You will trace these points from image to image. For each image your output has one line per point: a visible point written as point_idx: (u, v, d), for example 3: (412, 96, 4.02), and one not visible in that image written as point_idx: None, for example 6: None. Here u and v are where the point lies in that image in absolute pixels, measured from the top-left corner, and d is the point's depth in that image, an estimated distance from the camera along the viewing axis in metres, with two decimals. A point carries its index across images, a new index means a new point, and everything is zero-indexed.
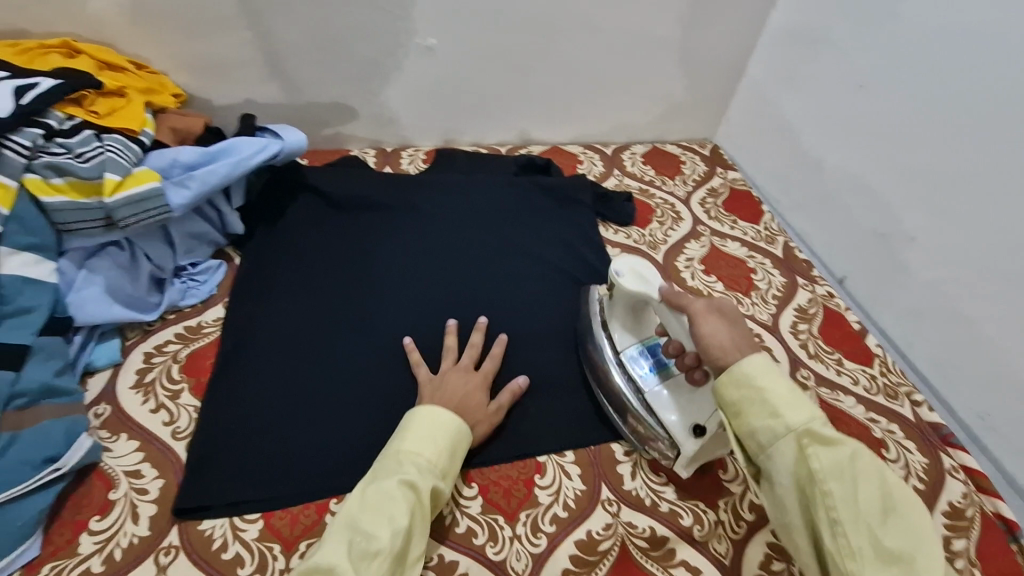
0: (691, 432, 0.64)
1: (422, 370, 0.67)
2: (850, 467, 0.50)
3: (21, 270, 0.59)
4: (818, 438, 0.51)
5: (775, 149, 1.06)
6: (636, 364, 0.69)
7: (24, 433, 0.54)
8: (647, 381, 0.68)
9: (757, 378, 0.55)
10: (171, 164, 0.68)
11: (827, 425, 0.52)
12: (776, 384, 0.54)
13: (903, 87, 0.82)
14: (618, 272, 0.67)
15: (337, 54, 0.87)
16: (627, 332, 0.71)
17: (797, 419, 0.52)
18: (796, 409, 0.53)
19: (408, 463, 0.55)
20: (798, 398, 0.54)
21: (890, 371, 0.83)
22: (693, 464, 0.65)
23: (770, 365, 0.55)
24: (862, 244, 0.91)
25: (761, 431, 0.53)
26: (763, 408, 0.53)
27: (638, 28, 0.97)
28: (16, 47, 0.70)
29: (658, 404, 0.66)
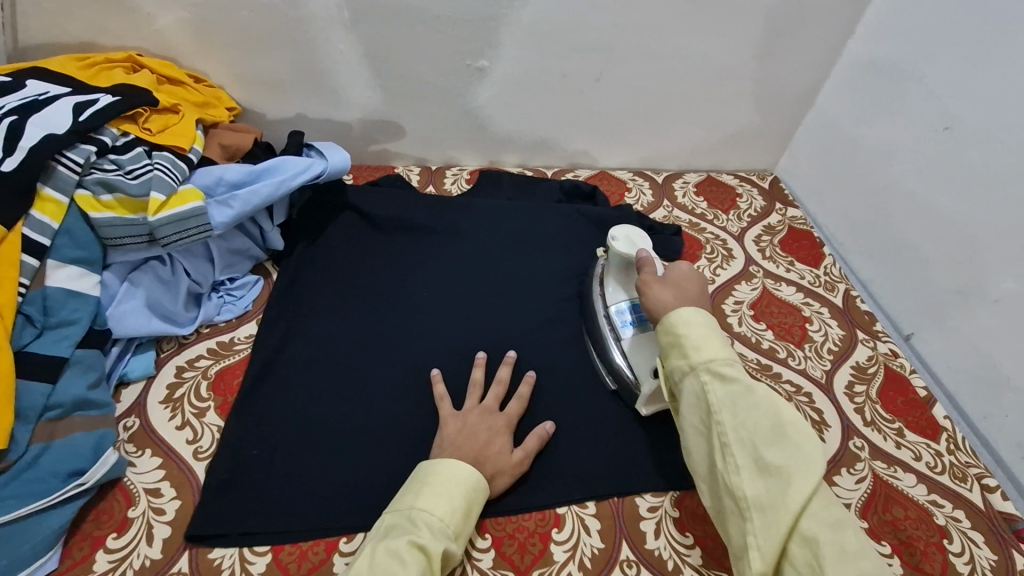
0: (651, 373, 0.68)
1: (446, 406, 0.65)
2: (743, 397, 0.53)
3: (66, 283, 0.61)
4: (718, 373, 0.55)
5: (843, 187, 0.98)
6: (618, 316, 0.73)
7: (55, 444, 0.55)
8: (624, 330, 0.72)
9: (677, 325, 0.59)
10: (217, 182, 0.68)
11: (731, 364, 0.56)
12: (690, 329, 0.58)
13: (1000, 134, 0.74)
14: (613, 235, 0.74)
15: (387, 74, 0.87)
16: (618, 287, 0.75)
17: (701, 357, 0.56)
18: (703, 348, 0.57)
19: (420, 522, 0.53)
20: (709, 341, 0.57)
21: (959, 449, 0.75)
22: (653, 406, 0.68)
23: (696, 316, 0.59)
24: (937, 300, 0.83)
25: (675, 370, 0.58)
26: (677, 350, 0.58)
27: (702, 55, 0.92)
28: (83, 62, 0.73)
29: (629, 350, 0.70)
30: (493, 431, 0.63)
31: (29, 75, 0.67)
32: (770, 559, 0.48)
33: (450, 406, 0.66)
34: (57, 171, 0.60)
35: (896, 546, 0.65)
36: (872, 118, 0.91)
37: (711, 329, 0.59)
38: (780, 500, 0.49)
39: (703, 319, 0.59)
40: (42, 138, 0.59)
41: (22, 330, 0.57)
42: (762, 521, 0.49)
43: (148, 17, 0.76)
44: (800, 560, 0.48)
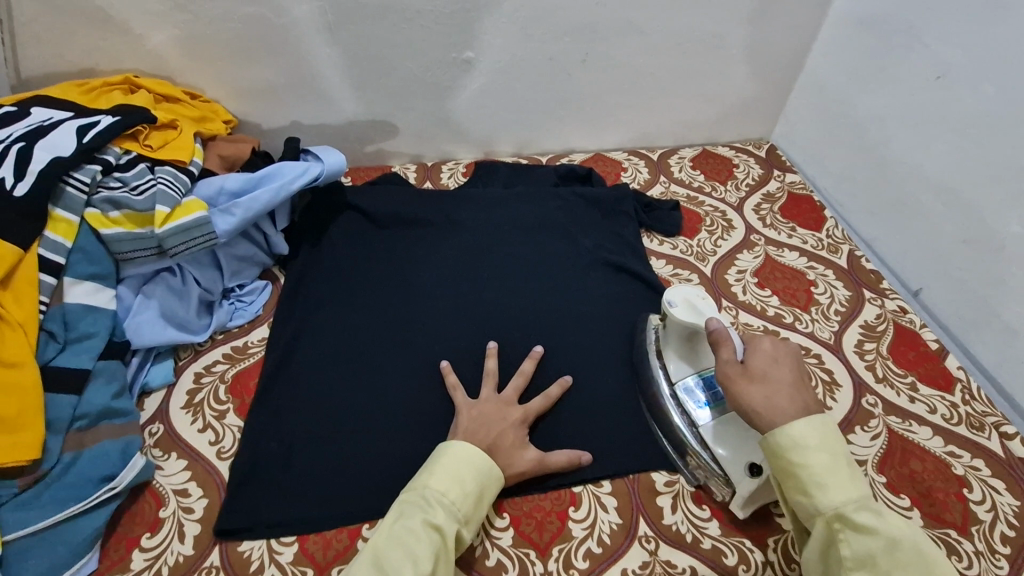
0: (746, 471, 0.61)
1: (459, 395, 0.66)
2: (884, 558, 0.47)
3: (84, 298, 0.63)
4: (850, 522, 0.49)
5: (841, 148, 0.97)
6: (689, 397, 0.66)
7: (85, 451, 0.58)
8: (700, 413, 0.65)
9: (793, 452, 0.52)
10: (218, 192, 0.71)
11: (866, 511, 0.49)
12: (811, 460, 0.51)
13: (996, 77, 0.73)
14: (670, 301, 0.67)
15: (375, 73, 0.88)
16: (682, 361, 0.68)
17: (829, 500, 0.50)
18: (830, 488, 0.50)
19: (434, 503, 0.54)
20: (836, 476, 0.51)
21: (974, 399, 0.74)
22: (751, 506, 0.61)
23: (818, 439, 0.52)
24: (943, 253, 0.82)
25: (794, 504, 0.52)
26: (796, 483, 0.52)
27: (686, 28, 0.92)
28: (82, 87, 0.75)
29: (711, 439, 0.64)
30: (504, 414, 0.64)
31: (33, 103, 0.69)
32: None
33: (464, 395, 0.67)
34: (65, 192, 0.63)
35: (914, 499, 0.65)
36: (864, 74, 0.90)
37: (838, 458, 0.52)
38: None
39: (825, 441, 0.52)
40: (50, 161, 0.62)
41: (46, 345, 0.60)
42: None
43: (140, 39, 0.78)
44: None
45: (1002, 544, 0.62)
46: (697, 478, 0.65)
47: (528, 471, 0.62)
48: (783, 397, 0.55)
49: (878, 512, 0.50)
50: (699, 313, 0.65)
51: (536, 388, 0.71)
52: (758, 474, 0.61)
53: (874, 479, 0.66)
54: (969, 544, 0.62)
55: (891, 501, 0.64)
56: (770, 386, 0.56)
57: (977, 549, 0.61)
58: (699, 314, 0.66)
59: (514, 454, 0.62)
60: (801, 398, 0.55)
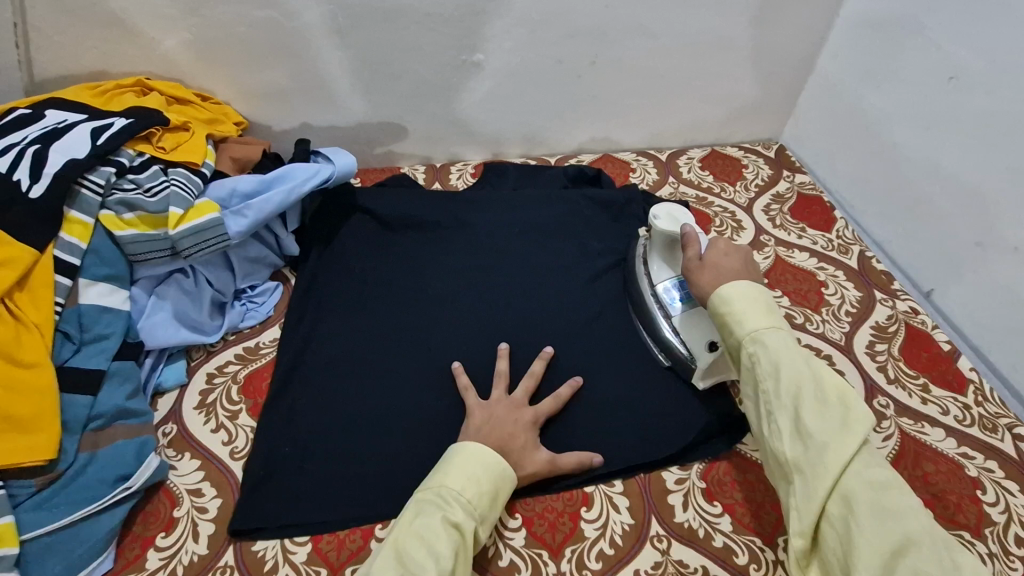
0: (706, 348, 0.69)
1: (472, 396, 0.66)
2: (787, 366, 0.53)
3: (99, 299, 0.64)
4: (763, 342, 0.55)
5: (851, 148, 0.97)
6: (666, 294, 0.74)
7: (101, 451, 0.58)
8: (674, 307, 0.73)
9: (720, 300, 0.59)
10: (230, 194, 0.71)
11: (777, 334, 0.55)
12: (734, 302, 0.58)
13: (1009, 77, 0.72)
14: (654, 214, 0.74)
15: (384, 76, 0.88)
16: (662, 265, 0.76)
17: (746, 328, 0.56)
18: (747, 320, 0.57)
19: (452, 501, 0.54)
20: (754, 312, 0.57)
21: (987, 400, 0.74)
22: (710, 377, 0.70)
23: (742, 288, 0.59)
24: (955, 253, 0.82)
25: (724, 343, 0.59)
26: (722, 324, 0.59)
27: (695, 28, 0.92)
28: (95, 90, 0.76)
29: (680, 327, 0.72)
30: (515, 415, 0.64)
31: (47, 105, 0.70)
32: (808, 519, 0.49)
33: (474, 395, 0.67)
34: (81, 194, 0.63)
35: (928, 500, 0.64)
36: (874, 74, 0.90)
37: (759, 301, 0.58)
38: (819, 464, 0.49)
39: (748, 290, 0.59)
40: (65, 163, 0.62)
41: (62, 346, 0.60)
42: (802, 483, 0.50)
43: (153, 42, 0.79)
44: (835, 514, 0.48)
45: (1017, 546, 0.62)
46: (668, 359, 0.74)
47: (540, 473, 0.62)
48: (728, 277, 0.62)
49: (790, 338, 0.55)
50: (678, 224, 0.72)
51: (547, 389, 0.72)
52: (717, 349, 0.69)
53: None
54: (983, 546, 0.61)
55: None
56: (717, 271, 0.63)
57: (992, 551, 0.61)
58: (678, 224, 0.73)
59: (526, 455, 0.62)
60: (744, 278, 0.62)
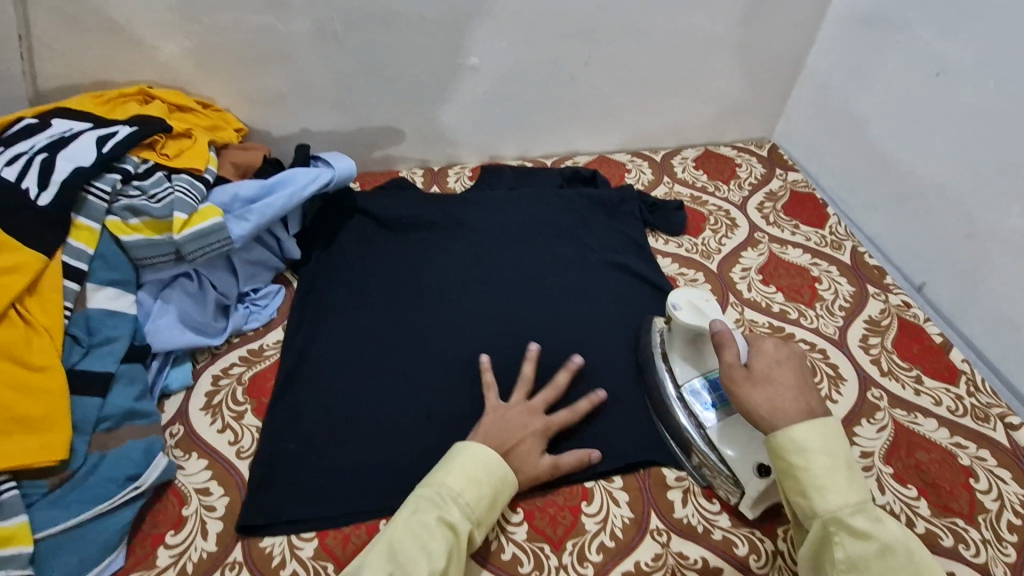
0: (754, 472, 0.62)
1: (492, 396, 0.66)
2: (876, 562, 0.49)
3: (105, 303, 0.65)
4: (847, 526, 0.51)
5: (843, 146, 0.98)
6: (695, 398, 0.67)
7: (110, 452, 0.59)
8: (706, 415, 0.66)
9: (795, 454, 0.53)
10: (233, 199, 0.73)
11: (863, 515, 0.51)
12: (812, 461, 0.53)
13: (996, 71, 0.74)
14: (675, 304, 0.68)
15: (382, 79, 0.90)
16: (687, 364, 0.69)
17: (827, 502, 0.52)
18: (829, 492, 0.52)
19: (450, 501, 0.56)
20: (836, 481, 0.52)
21: (979, 391, 0.75)
22: (760, 506, 0.62)
23: (822, 443, 0.53)
24: (945, 247, 0.83)
25: (793, 504, 0.54)
26: (797, 484, 0.53)
27: (686, 29, 0.93)
28: (99, 99, 0.77)
29: (718, 441, 0.64)
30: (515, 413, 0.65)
31: (52, 115, 0.71)
32: None
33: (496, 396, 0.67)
34: (88, 201, 0.65)
35: (922, 489, 0.65)
36: (864, 72, 0.92)
37: (841, 462, 0.53)
38: None
39: (828, 444, 0.53)
40: (71, 171, 0.63)
41: (70, 350, 0.61)
42: None
43: (154, 51, 0.80)
44: None
45: (1009, 532, 0.63)
46: (707, 480, 0.66)
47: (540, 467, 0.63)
48: (786, 400, 0.56)
49: (874, 517, 0.51)
50: (704, 315, 0.67)
51: (546, 387, 0.73)
52: (766, 475, 0.62)
53: (881, 470, 0.67)
54: (977, 532, 0.63)
55: (899, 492, 0.65)
56: (773, 388, 0.57)
57: (985, 537, 0.62)
58: (703, 315, 0.67)
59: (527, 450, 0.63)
60: (805, 401, 0.56)
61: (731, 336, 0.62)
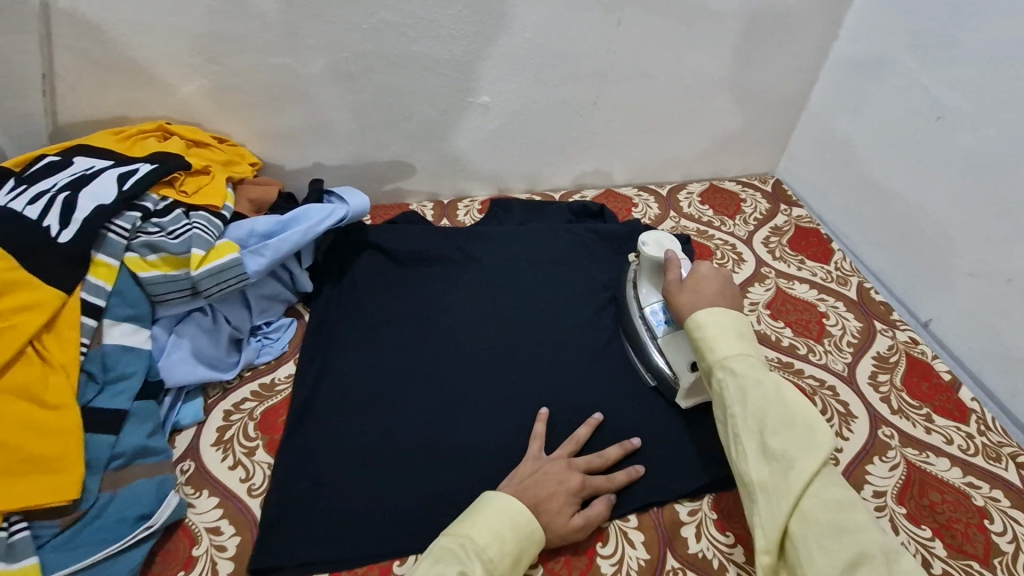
0: (688, 368, 0.71)
1: (535, 444, 0.67)
2: (752, 392, 0.57)
3: (121, 339, 0.65)
4: (731, 370, 0.59)
5: (845, 184, 1.00)
6: (652, 316, 0.76)
7: (121, 491, 0.59)
8: (659, 328, 0.75)
9: (693, 327, 0.63)
10: (249, 234, 0.74)
11: (744, 361, 0.59)
12: (705, 327, 0.62)
13: (992, 118, 0.76)
14: (642, 240, 0.76)
15: (395, 117, 0.92)
16: (652, 288, 0.77)
17: (715, 355, 0.60)
18: (718, 346, 0.61)
19: (473, 555, 0.54)
20: (725, 339, 0.61)
21: (989, 429, 0.75)
22: (692, 398, 0.72)
23: (715, 314, 0.63)
24: (949, 285, 0.85)
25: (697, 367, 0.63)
26: (697, 349, 0.63)
27: (691, 71, 0.96)
28: (119, 135, 0.79)
29: (664, 346, 0.74)
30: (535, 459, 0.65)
31: (74, 151, 0.73)
32: (773, 534, 0.52)
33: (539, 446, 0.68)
34: (107, 238, 0.65)
35: (936, 530, 0.65)
36: (864, 112, 0.94)
37: (731, 327, 0.62)
38: (784, 484, 0.53)
39: (720, 314, 0.62)
40: (93, 210, 0.64)
41: (86, 386, 0.62)
42: (767, 501, 0.53)
43: (174, 89, 0.82)
44: (798, 530, 0.52)
45: None
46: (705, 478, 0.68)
47: None
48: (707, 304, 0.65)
49: (756, 363, 0.59)
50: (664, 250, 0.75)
51: (557, 423, 0.73)
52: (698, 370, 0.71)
53: (895, 510, 0.67)
54: None
55: (913, 532, 0.65)
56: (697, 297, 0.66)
57: None
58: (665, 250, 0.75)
59: None
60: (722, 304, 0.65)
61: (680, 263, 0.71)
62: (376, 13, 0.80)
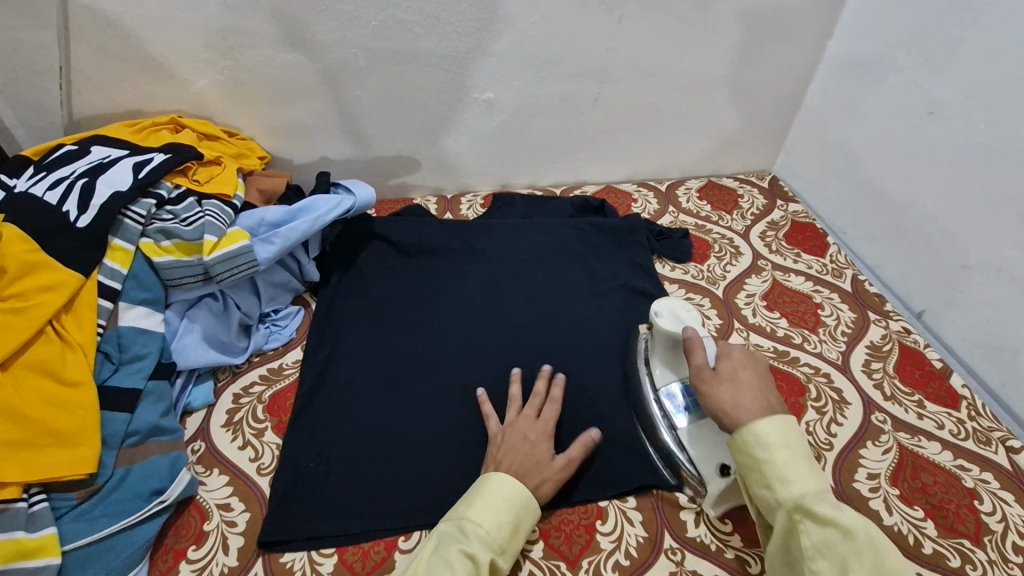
0: (717, 471, 0.64)
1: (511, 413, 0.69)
2: (838, 547, 0.50)
3: (136, 321, 0.67)
4: (810, 514, 0.52)
5: (841, 179, 1.02)
6: (670, 401, 0.70)
7: (135, 467, 0.61)
8: (679, 418, 0.69)
9: (757, 448, 0.56)
10: (259, 223, 0.75)
11: (824, 502, 0.52)
12: (773, 453, 0.55)
13: (985, 113, 0.78)
14: (655, 310, 0.72)
15: (401, 112, 0.94)
16: (666, 368, 0.72)
17: (789, 492, 0.53)
18: (790, 481, 0.53)
19: (469, 532, 0.56)
20: (797, 470, 0.54)
21: (980, 415, 0.77)
22: (722, 505, 0.65)
23: (781, 435, 0.55)
24: (942, 276, 0.87)
25: (759, 496, 0.56)
26: (760, 476, 0.55)
27: (690, 68, 0.98)
28: (134, 127, 0.81)
29: (687, 441, 0.67)
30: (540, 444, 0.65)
31: (91, 141, 0.75)
32: None
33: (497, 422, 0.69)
34: (123, 224, 0.68)
35: (928, 510, 0.67)
36: (859, 109, 0.96)
37: (800, 453, 0.55)
38: None
39: (786, 436, 0.56)
40: (110, 196, 0.66)
41: (102, 365, 0.64)
42: None
43: (187, 83, 0.84)
44: None
45: (1015, 553, 0.64)
46: (676, 479, 0.68)
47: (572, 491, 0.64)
48: (749, 397, 0.59)
49: (836, 505, 0.52)
50: (681, 321, 0.70)
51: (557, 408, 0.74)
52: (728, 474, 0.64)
53: (888, 491, 0.68)
54: (983, 553, 0.64)
55: (906, 513, 0.66)
56: (736, 386, 0.61)
57: (991, 558, 0.64)
58: (680, 322, 0.71)
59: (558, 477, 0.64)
60: (764, 398, 0.60)
61: (700, 339, 0.66)
62: (383, 10, 0.82)
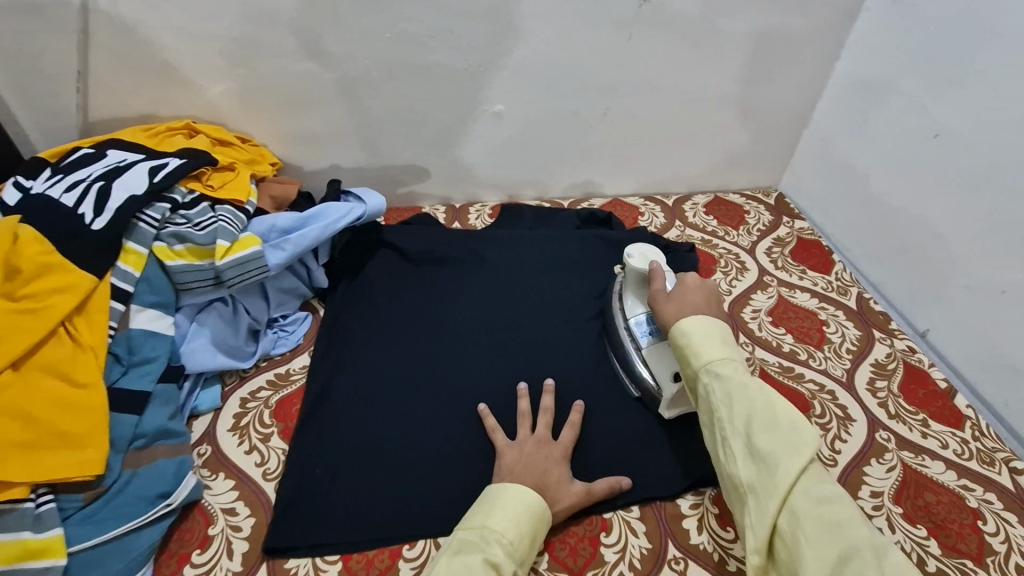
0: (671, 378, 0.72)
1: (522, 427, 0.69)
2: (735, 391, 0.57)
3: (146, 324, 0.68)
4: (715, 372, 0.59)
5: (846, 198, 1.03)
6: (638, 328, 0.77)
7: (142, 469, 0.61)
8: (644, 340, 0.76)
9: (679, 333, 0.63)
10: (270, 229, 0.76)
11: (729, 364, 0.59)
12: (691, 333, 0.62)
13: (989, 138, 0.79)
14: (628, 252, 0.78)
15: (412, 123, 0.95)
16: (636, 300, 0.79)
17: (701, 358, 0.60)
18: (702, 350, 0.61)
19: (492, 541, 0.56)
20: (710, 342, 0.61)
21: (983, 435, 0.77)
22: (675, 408, 0.72)
23: (701, 321, 0.63)
24: (946, 296, 0.87)
25: (685, 374, 0.63)
26: (682, 354, 0.63)
27: (697, 86, 1.00)
28: (149, 131, 0.82)
29: (649, 358, 0.74)
30: (550, 459, 0.66)
31: (108, 144, 0.76)
32: (762, 535, 0.51)
33: (503, 437, 0.69)
34: (138, 227, 0.68)
35: (931, 529, 0.67)
36: (865, 130, 0.97)
37: (716, 332, 0.62)
38: (769, 484, 0.51)
39: (705, 322, 0.63)
40: (126, 200, 0.67)
41: (111, 368, 0.64)
42: (755, 502, 0.52)
43: (201, 91, 0.86)
44: (788, 532, 0.50)
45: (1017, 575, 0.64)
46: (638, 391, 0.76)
47: (578, 503, 0.64)
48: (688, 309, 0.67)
49: (741, 367, 0.59)
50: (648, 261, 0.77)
51: (562, 419, 0.74)
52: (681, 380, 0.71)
53: (891, 509, 0.68)
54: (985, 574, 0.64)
55: (909, 531, 0.66)
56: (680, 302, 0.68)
57: None
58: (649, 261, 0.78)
59: (562, 488, 0.64)
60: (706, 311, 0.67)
61: (662, 273, 0.73)
62: (397, 23, 0.84)
